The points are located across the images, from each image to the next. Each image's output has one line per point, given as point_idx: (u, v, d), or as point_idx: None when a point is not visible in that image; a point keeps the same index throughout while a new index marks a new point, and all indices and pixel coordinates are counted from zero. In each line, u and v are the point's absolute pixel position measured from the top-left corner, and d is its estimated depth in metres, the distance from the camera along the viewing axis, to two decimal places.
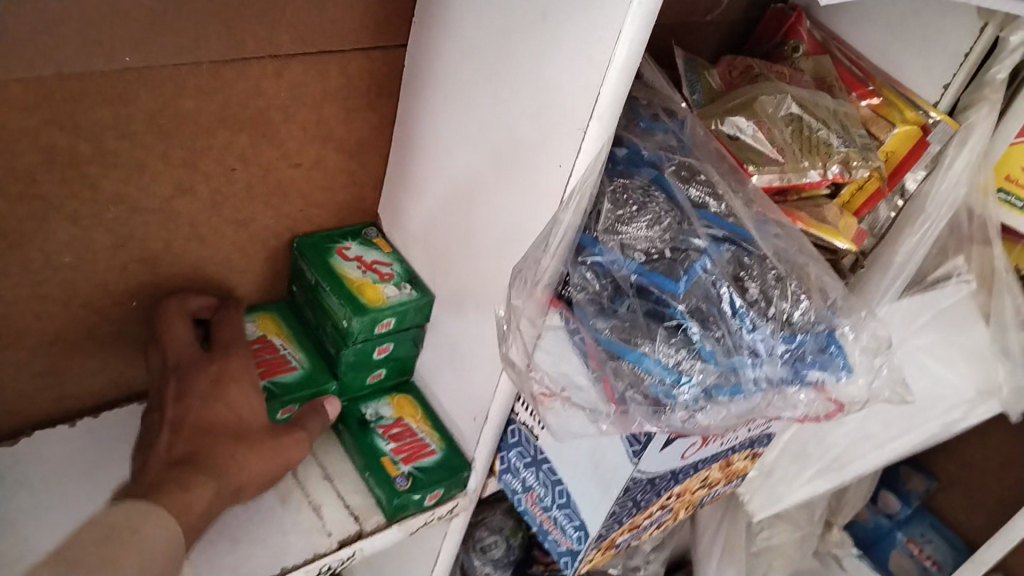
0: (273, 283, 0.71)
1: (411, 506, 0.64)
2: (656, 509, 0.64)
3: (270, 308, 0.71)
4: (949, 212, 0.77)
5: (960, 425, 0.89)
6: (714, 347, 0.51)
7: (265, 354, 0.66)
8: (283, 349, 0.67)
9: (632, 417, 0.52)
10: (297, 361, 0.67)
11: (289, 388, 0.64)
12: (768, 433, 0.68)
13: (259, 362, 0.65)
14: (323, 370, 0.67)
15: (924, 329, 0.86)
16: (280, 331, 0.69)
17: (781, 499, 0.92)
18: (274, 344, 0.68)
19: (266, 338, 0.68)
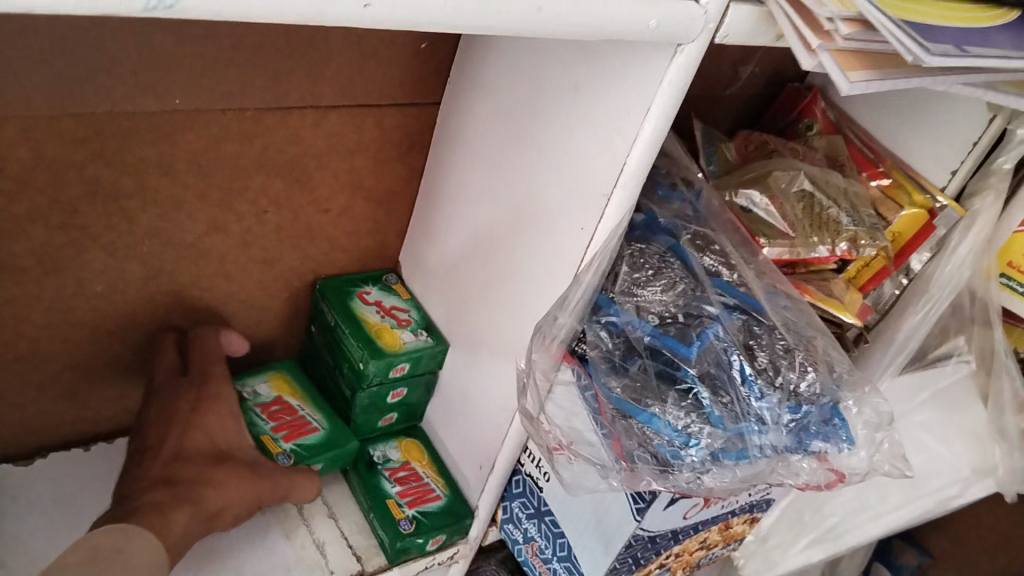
0: (293, 322, 0.72)
1: (413, 550, 0.65)
2: (654, 567, 0.65)
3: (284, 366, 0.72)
4: (950, 293, 0.79)
5: (955, 501, 0.91)
6: (722, 413, 0.53)
7: (283, 416, 0.67)
8: (300, 409, 0.68)
9: (641, 475, 0.54)
10: (317, 422, 0.68)
11: (311, 449, 0.65)
12: (767, 498, 0.69)
13: (280, 426, 0.66)
14: (341, 431, 0.68)
15: (922, 407, 0.88)
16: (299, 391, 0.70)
17: (775, 565, 0.91)
18: (291, 404, 0.68)
19: (282, 399, 0.69)
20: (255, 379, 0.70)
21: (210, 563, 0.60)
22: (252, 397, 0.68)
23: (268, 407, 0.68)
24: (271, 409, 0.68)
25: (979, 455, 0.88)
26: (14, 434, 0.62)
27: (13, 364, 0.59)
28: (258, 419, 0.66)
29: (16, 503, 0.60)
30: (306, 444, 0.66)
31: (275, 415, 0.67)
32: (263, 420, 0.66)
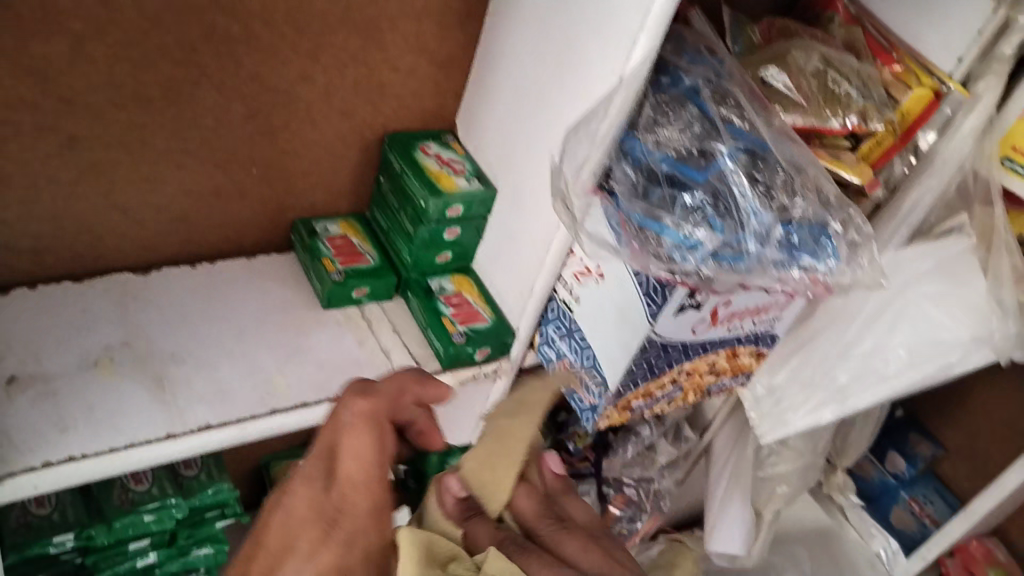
0: (364, 173, 0.84)
1: (463, 358, 0.77)
2: (668, 382, 0.76)
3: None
4: (953, 171, 0.86)
5: (956, 368, 0.95)
6: (723, 223, 0.63)
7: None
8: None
9: (650, 263, 0.62)
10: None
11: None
12: (771, 332, 0.78)
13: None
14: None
15: (928, 276, 0.92)
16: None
17: (786, 425, 0.98)
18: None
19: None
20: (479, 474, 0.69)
21: (298, 357, 0.74)
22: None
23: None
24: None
25: (982, 329, 0.91)
26: (136, 245, 0.76)
27: (139, 182, 0.72)
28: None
29: (137, 300, 0.74)
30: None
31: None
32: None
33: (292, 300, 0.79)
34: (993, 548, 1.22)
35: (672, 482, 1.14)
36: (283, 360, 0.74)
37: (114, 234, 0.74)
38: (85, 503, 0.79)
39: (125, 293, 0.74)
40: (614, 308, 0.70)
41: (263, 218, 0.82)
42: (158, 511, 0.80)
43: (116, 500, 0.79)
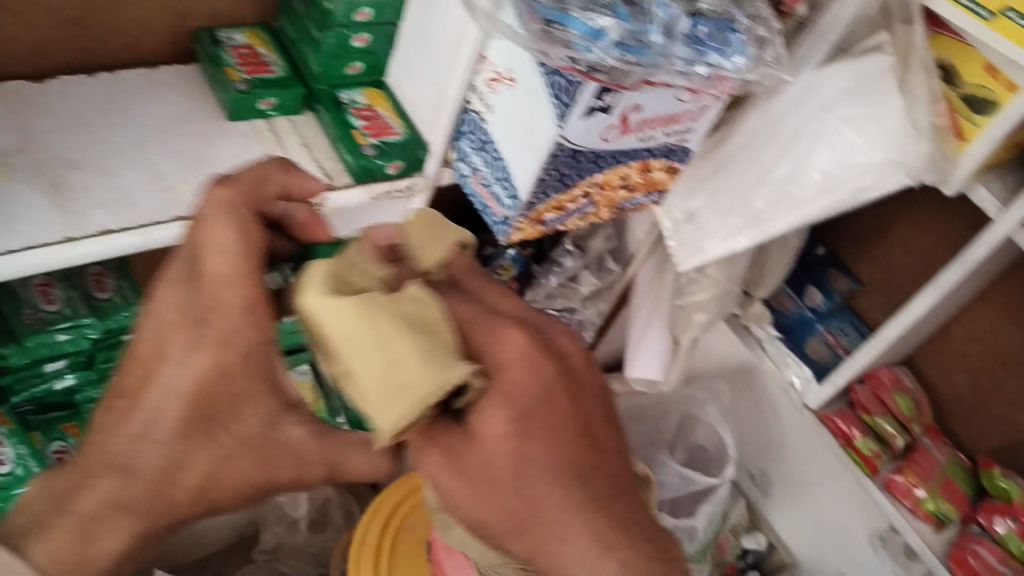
0: None
1: (375, 171, 0.76)
2: (579, 195, 0.77)
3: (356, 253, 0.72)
4: None
5: (869, 194, 0.92)
6: (629, 13, 0.61)
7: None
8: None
9: (553, 53, 0.59)
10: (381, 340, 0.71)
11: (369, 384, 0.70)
12: (684, 147, 0.78)
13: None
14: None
15: (846, 99, 0.89)
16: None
17: (702, 251, 1.01)
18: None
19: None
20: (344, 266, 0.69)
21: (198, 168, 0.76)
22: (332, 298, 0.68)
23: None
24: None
25: (894, 152, 0.89)
26: (33, 51, 0.78)
27: None
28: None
29: (30, 109, 0.76)
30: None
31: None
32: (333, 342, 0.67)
33: (194, 111, 0.80)
34: (901, 377, 1.26)
35: (596, 312, 1.19)
36: (183, 169, 0.75)
37: (7, 38, 0.76)
38: None
39: (18, 101, 0.76)
40: (525, 113, 0.68)
41: (161, 27, 0.83)
42: (72, 330, 0.89)
43: (27, 319, 0.88)
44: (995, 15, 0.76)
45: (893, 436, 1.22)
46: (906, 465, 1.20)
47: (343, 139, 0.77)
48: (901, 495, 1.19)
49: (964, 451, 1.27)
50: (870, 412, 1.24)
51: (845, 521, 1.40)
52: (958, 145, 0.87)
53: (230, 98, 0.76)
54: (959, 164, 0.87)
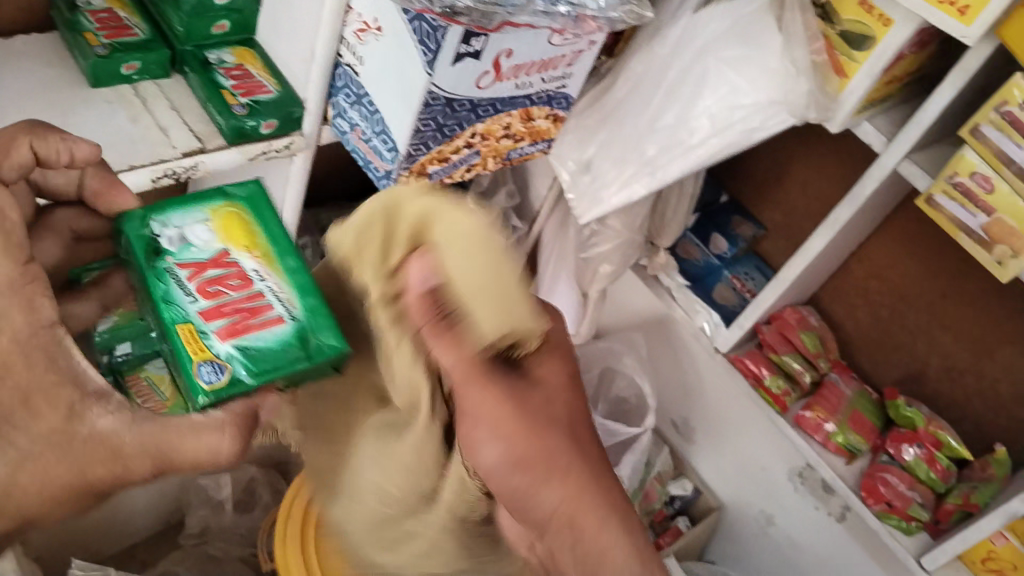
0: None
1: (248, 132, 0.74)
2: (461, 146, 0.76)
3: (229, 196, 0.63)
4: None
5: (757, 134, 0.91)
6: None
7: (236, 295, 0.58)
8: (258, 274, 0.60)
9: None
10: (272, 289, 0.60)
11: (258, 347, 0.56)
12: (563, 93, 0.78)
13: (217, 306, 0.57)
14: (317, 314, 0.59)
15: (727, 40, 0.89)
16: (271, 255, 0.61)
17: (601, 202, 1.01)
18: (244, 270, 0.60)
19: (228, 253, 0.60)
20: (193, 220, 0.61)
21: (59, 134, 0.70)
22: (180, 251, 0.59)
23: (198, 271, 0.59)
24: (209, 276, 0.58)
25: (779, 93, 0.88)
26: None
27: None
28: (178, 289, 0.57)
29: None
30: (262, 341, 0.57)
31: (213, 293, 0.58)
32: (190, 297, 0.57)
33: (49, 77, 0.73)
34: (807, 316, 1.28)
35: None
36: None
37: None
38: None
39: None
40: (395, 63, 0.67)
41: None
42: None
43: None
44: None
45: (800, 373, 1.24)
46: (815, 402, 1.22)
47: (213, 99, 0.74)
48: (812, 430, 1.21)
49: (870, 384, 1.30)
50: (777, 351, 1.24)
51: (766, 461, 1.43)
52: (839, 82, 0.88)
53: (89, 63, 0.72)
54: (840, 99, 0.88)
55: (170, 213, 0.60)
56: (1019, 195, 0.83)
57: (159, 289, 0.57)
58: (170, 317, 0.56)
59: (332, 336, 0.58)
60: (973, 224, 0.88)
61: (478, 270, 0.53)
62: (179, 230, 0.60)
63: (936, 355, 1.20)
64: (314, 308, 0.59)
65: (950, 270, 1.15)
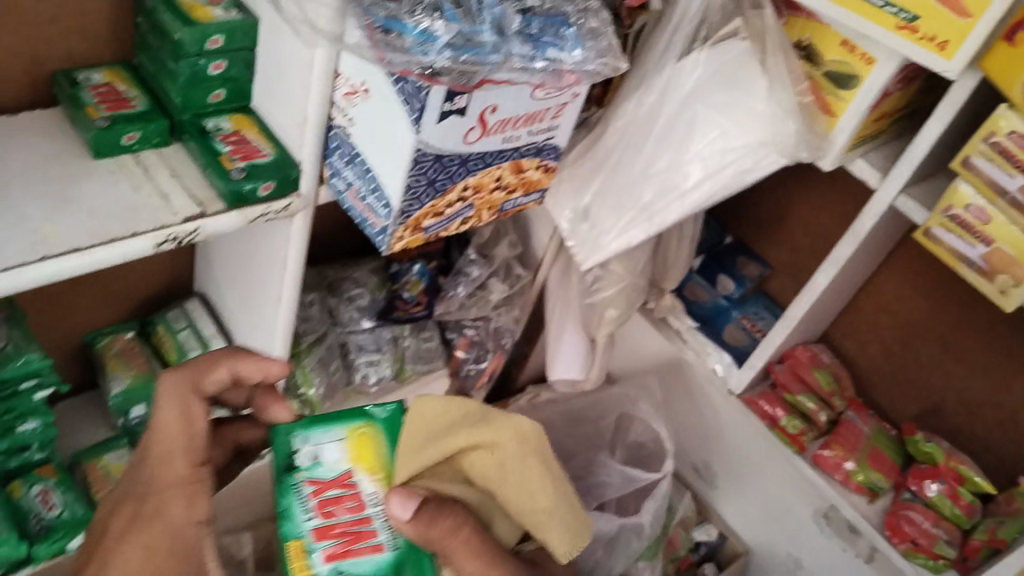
0: (119, 32, 0.84)
1: (246, 195, 0.77)
2: (455, 200, 0.77)
3: (368, 419, 0.75)
4: None
5: (750, 176, 0.91)
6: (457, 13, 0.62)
7: (347, 516, 0.69)
8: (372, 497, 0.71)
9: (388, 57, 0.59)
10: (380, 516, 0.70)
11: (356, 570, 0.66)
12: (553, 144, 0.80)
13: (329, 525, 0.68)
14: (414, 551, 0.68)
15: (711, 87, 0.90)
16: (388, 479, 0.72)
17: (601, 248, 1.02)
18: (363, 494, 0.71)
19: (351, 474, 0.71)
20: (330, 440, 0.72)
21: (67, 207, 0.72)
22: (312, 468, 0.71)
23: (320, 488, 0.70)
24: (330, 494, 0.69)
25: (769, 134, 0.88)
26: None
27: None
28: (300, 506, 0.68)
29: None
30: (357, 565, 0.66)
31: (328, 513, 0.68)
32: (309, 513, 0.68)
33: (57, 153, 0.77)
34: (818, 353, 1.27)
35: (511, 319, 1.19)
36: (50, 210, 0.72)
37: None
38: None
39: None
40: (385, 124, 0.70)
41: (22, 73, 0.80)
42: None
43: None
44: None
45: (816, 412, 1.22)
46: (832, 440, 1.21)
47: (213, 165, 0.77)
48: (831, 470, 1.19)
49: (887, 421, 1.29)
50: (791, 391, 1.23)
51: (789, 502, 1.41)
52: (828, 122, 0.89)
53: (93, 136, 0.76)
54: (833, 139, 0.89)
55: (314, 433, 0.73)
56: (1017, 224, 0.83)
57: (285, 503, 0.68)
58: (285, 532, 0.66)
59: (422, 571, 0.67)
60: (973, 255, 0.87)
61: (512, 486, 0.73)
62: (318, 449, 0.72)
63: (952, 389, 1.19)
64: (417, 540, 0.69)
65: (956, 302, 1.15)
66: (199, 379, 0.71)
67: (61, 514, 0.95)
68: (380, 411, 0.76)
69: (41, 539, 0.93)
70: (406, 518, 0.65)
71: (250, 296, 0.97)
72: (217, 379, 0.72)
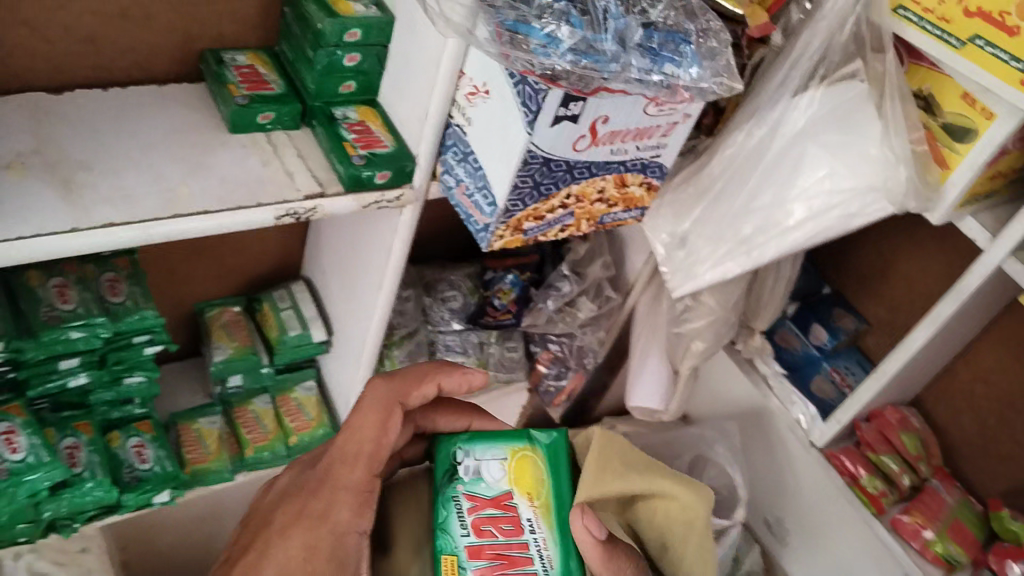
0: (265, 18, 0.90)
1: (363, 181, 0.81)
2: (557, 206, 0.80)
3: (531, 440, 0.69)
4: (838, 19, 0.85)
5: (855, 222, 0.91)
6: (582, 20, 0.65)
7: (503, 539, 0.64)
8: (530, 523, 0.65)
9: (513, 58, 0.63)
10: (537, 543, 0.64)
11: None
12: (658, 163, 0.82)
13: (483, 546, 0.63)
14: None
15: (822, 124, 0.91)
16: (549, 507, 0.66)
17: (695, 278, 1.03)
18: (521, 520, 0.65)
19: (510, 495, 0.66)
20: (492, 456, 0.68)
21: (199, 174, 0.78)
22: (471, 482, 0.66)
23: (479, 505, 0.65)
24: (486, 514, 0.65)
25: (879, 179, 0.89)
26: (49, 65, 0.82)
27: (54, 9, 0.78)
28: (456, 520, 0.63)
29: (47, 117, 0.78)
30: None
31: (483, 532, 0.63)
32: (464, 531, 0.63)
33: (198, 125, 0.83)
34: (908, 416, 1.23)
35: (595, 339, 1.20)
36: (184, 174, 0.78)
37: (21, 52, 0.79)
38: (14, 319, 0.88)
39: (39, 110, 0.79)
40: (500, 125, 0.73)
41: (174, 48, 0.87)
42: (85, 329, 0.89)
43: (43, 317, 0.88)
44: (964, 43, 0.77)
45: (898, 475, 1.18)
46: (913, 506, 1.17)
47: (337, 149, 0.82)
48: (907, 535, 1.15)
49: (973, 495, 1.24)
50: (875, 450, 1.19)
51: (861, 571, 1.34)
52: (941, 174, 0.88)
53: (231, 110, 0.82)
54: (944, 192, 0.88)
55: (477, 445, 0.68)
56: None
57: (442, 515, 0.63)
58: (439, 545, 0.62)
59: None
60: None
61: (691, 547, 0.75)
62: (478, 464, 0.67)
63: None
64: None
65: None
66: (405, 391, 0.67)
67: (152, 468, 1.00)
68: (543, 435, 0.70)
69: (131, 488, 0.98)
70: (600, 538, 0.63)
71: (352, 283, 1.02)
72: (423, 395, 0.68)
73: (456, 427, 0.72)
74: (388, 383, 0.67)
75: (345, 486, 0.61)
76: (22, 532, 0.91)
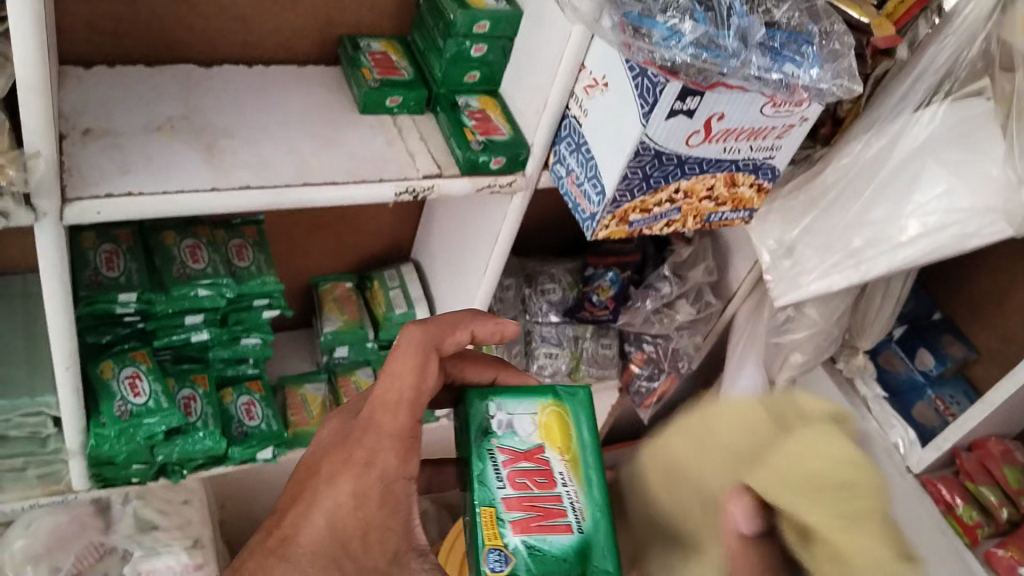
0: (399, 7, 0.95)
1: (479, 165, 0.84)
2: (665, 200, 0.81)
3: (558, 398, 0.71)
4: (968, 36, 0.84)
5: (971, 242, 0.89)
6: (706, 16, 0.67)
7: (537, 490, 0.66)
8: (562, 476, 0.67)
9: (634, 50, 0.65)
10: (569, 495, 0.66)
11: (545, 545, 0.63)
12: (771, 165, 0.83)
13: (519, 497, 0.65)
14: (602, 531, 0.65)
15: (942, 139, 0.90)
16: (580, 462, 0.68)
17: (799, 288, 1.02)
18: (551, 469, 0.67)
19: (542, 449, 0.68)
20: (523, 412, 0.70)
21: (327, 149, 0.83)
22: (505, 437, 0.68)
23: (513, 459, 0.67)
24: (520, 466, 0.67)
25: (998, 200, 0.86)
26: (201, 41, 0.88)
27: None
28: (493, 473, 0.66)
29: (197, 87, 0.85)
30: (546, 542, 0.63)
31: (519, 484, 0.66)
32: (500, 481, 0.66)
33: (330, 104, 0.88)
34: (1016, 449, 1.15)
35: (691, 343, 1.20)
36: (315, 148, 0.82)
37: (179, 27, 0.86)
38: (148, 273, 0.94)
39: (190, 81, 0.85)
40: (616, 116, 0.75)
41: (314, 32, 0.93)
42: (211, 288, 0.95)
43: (177, 273, 0.95)
44: None
45: (997, 508, 1.14)
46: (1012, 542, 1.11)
47: (457, 134, 0.86)
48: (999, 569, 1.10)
49: None
50: (974, 481, 1.15)
51: None
52: None
53: (362, 91, 0.86)
54: None
55: (508, 403, 0.70)
56: None
57: (478, 467, 0.66)
58: (478, 496, 0.64)
59: (610, 554, 0.63)
60: None
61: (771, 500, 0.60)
62: (511, 418, 0.70)
63: None
64: (603, 523, 0.65)
65: None
66: (442, 337, 0.70)
67: (258, 425, 1.06)
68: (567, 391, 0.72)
69: (239, 443, 1.03)
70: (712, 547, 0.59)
71: (459, 266, 1.06)
72: (457, 340, 0.71)
73: (485, 376, 0.76)
74: (426, 326, 0.70)
75: (386, 433, 0.64)
76: (137, 472, 0.99)
